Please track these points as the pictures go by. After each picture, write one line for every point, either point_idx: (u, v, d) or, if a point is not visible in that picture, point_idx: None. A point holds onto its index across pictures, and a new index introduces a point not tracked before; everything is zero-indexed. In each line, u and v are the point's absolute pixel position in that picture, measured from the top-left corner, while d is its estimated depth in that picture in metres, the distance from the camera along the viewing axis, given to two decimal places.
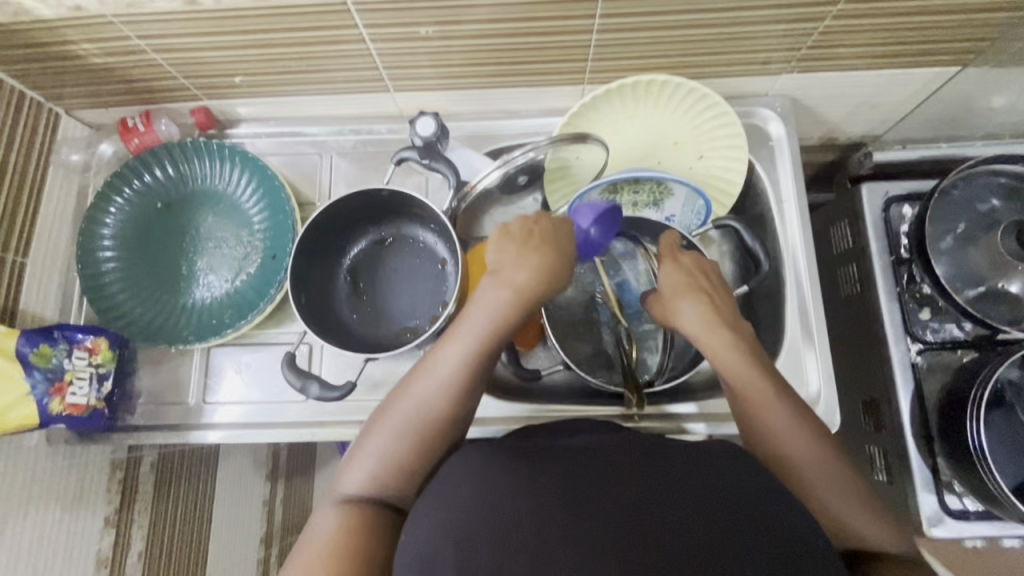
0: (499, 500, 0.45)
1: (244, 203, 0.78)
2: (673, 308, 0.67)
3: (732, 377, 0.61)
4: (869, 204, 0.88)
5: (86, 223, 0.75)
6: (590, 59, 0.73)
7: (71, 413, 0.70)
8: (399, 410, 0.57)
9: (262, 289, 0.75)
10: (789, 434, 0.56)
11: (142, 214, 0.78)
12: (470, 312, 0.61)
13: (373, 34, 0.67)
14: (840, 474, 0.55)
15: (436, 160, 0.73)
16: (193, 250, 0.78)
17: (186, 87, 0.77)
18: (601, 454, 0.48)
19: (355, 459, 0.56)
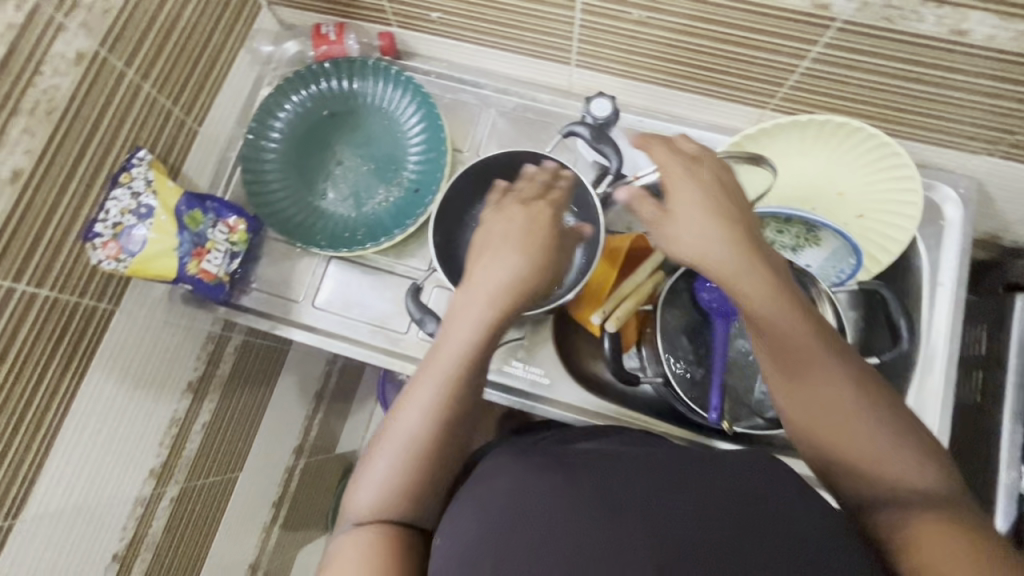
0: (524, 501, 0.43)
1: (402, 133, 0.80)
2: (668, 226, 0.55)
3: (754, 310, 0.52)
4: (1021, 316, 0.82)
5: (262, 114, 0.79)
6: (787, 85, 0.70)
7: (202, 278, 0.75)
8: (395, 434, 0.55)
9: (399, 219, 0.77)
10: (819, 374, 0.51)
11: (310, 117, 0.81)
12: (456, 315, 0.59)
13: (585, 5, 0.67)
14: (903, 442, 0.48)
15: (604, 143, 0.71)
16: (344, 164, 0.81)
17: (384, 10, 0.79)
18: (636, 464, 0.46)
19: (360, 482, 0.55)
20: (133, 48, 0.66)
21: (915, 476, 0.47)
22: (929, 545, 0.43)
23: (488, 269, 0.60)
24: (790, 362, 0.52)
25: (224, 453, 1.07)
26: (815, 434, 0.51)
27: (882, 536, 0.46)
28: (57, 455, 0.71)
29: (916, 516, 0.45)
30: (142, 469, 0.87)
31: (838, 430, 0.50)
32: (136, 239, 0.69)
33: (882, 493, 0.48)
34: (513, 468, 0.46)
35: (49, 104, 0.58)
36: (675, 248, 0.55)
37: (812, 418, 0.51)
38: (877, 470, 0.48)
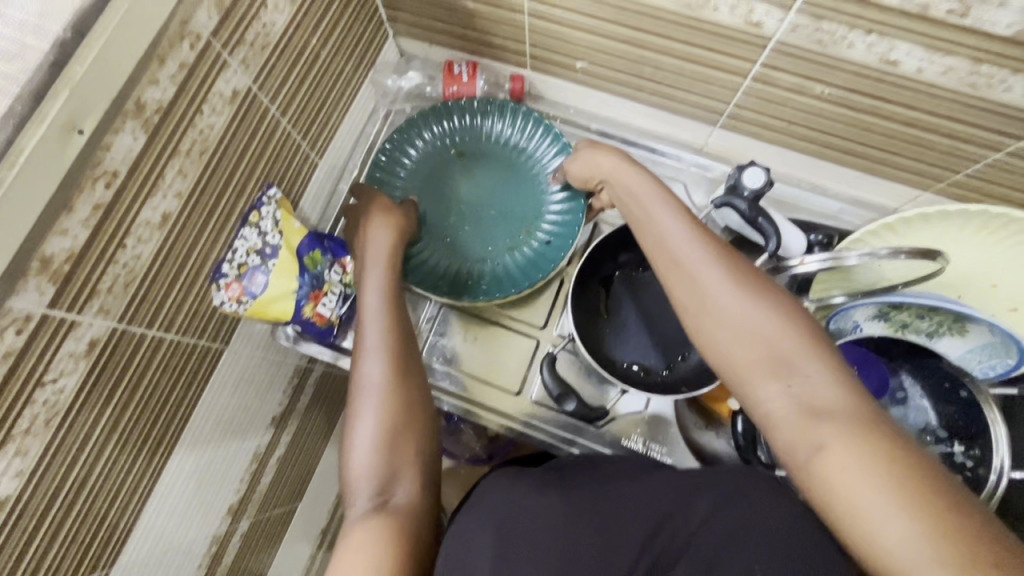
0: (515, 510, 0.45)
1: (534, 179, 0.77)
2: (595, 159, 0.65)
3: (665, 255, 0.54)
4: None
5: (393, 148, 0.77)
6: (961, 172, 0.66)
7: (315, 321, 0.71)
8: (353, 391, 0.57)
9: (529, 272, 0.74)
10: (718, 294, 0.50)
11: (439, 154, 0.78)
12: (365, 273, 0.64)
13: (760, 74, 0.63)
14: (802, 357, 0.46)
15: (762, 218, 0.67)
16: (469, 206, 0.77)
17: (523, 54, 0.76)
18: (637, 480, 0.48)
19: (346, 460, 0.54)
20: (280, 84, 0.63)
21: (828, 400, 0.44)
22: (871, 488, 0.39)
23: (375, 238, 0.66)
24: (711, 321, 0.49)
25: (291, 482, 1.04)
26: (736, 358, 0.48)
27: (822, 487, 0.41)
28: (155, 502, 0.67)
29: (847, 454, 0.41)
30: (223, 504, 0.82)
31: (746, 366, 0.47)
32: (259, 281, 0.65)
33: (815, 438, 0.43)
34: (498, 485, 0.49)
35: (203, 144, 0.55)
36: (595, 173, 0.66)
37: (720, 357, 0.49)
38: (790, 407, 0.45)
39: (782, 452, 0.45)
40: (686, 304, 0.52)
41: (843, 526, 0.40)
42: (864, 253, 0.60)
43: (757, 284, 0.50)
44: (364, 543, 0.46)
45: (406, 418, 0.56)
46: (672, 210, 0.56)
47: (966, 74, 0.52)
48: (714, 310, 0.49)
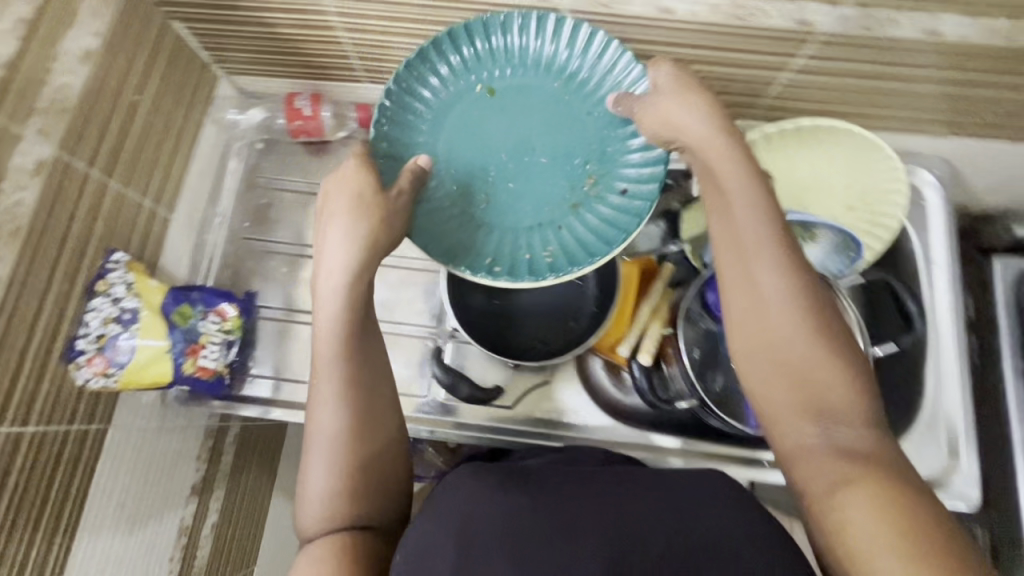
0: (465, 502, 0.44)
1: (585, 117, 0.64)
2: (671, 113, 0.55)
3: (723, 248, 0.52)
4: (1002, 279, 0.89)
5: (404, 92, 0.64)
6: (767, 96, 0.72)
7: (199, 376, 0.70)
8: (315, 426, 0.53)
9: (601, 242, 0.62)
10: (776, 298, 0.48)
11: (465, 98, 0.65)
12: (318, 303, 0.56)
13: None
14: (841, 401, 0.45)
15: None
16: (510, 162, 0.65)
17: (354, 68, 0.77)
18: (605, 481, 0.46)
19: (302, 489, 0.52)
20: (97, 145, 0.61)
21: (851, 444, 0.44)
22: (872, 520, 0.39)
23: (334, 240, 0.55)
24: (771, 326, 0.48)
25: (236, 549, 0.99)
26: (784, 371, 0.47)
27: (834, 517, 0.41)
28: None
29: (867, 495, 0.41)
30: None
31: (777, 374, 0.48)
32: (123, 349, 0.63)
33: (826, 456, 0.44)
34: (459, 476, 0.46)
35: (14, 222, 0.53)
36: (672, 133, 0.56)
37: (744, 353, 0.50)
38: (823, 443, 0.44)
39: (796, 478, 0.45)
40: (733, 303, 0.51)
41: (828, 548, 0.41)
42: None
43: (809, 308, 0.48)
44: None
45: (371, 463, 0.52)
46: (721, 202, 0.53)
47: (730, 7, 0.58)
48: (766, 316, 0.49)
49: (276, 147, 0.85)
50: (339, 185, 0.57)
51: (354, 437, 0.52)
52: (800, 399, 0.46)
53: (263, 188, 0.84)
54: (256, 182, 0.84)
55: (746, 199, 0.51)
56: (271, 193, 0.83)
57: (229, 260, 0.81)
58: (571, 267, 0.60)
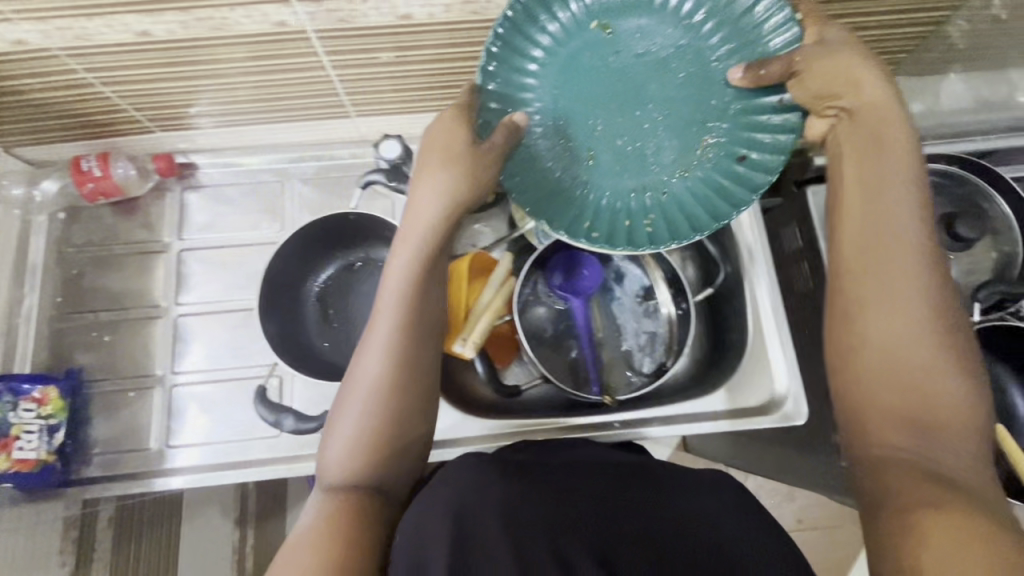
0: (465, 482, 0.50)
1: (710, 62, 0.60)
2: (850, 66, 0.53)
3: (884, 238, 0.50)
4: (815, 205, 0.94)
5: (506, 45, 0.59)
6: None
7: (19, 470, 0.67)
8: (347, 393, 0.54)
9: (713, 197, 0.62)
10: (924, 297, 0.48)
11: (593, 49, 0.61)
12: (390, 265, 0.57)
13: (333, 60, 0.67)
14: (957, 415, 0.46)
15: (404, 182, 0.73)
16: (662, 112, 0.61)
17: (137, 118, 0.75)
18: (588, 472, 0.53)
19: (328, 442, 0.54)
20: None
21: (961, 468, 0.45)
22: (956, 557, 0.38)
23: (423, 196, 0.57)
24: (900, 333, 0.48)
25: None
26: (895, 379, 0.48)
27: (901, 534, 0.42)
28: None
29: (932, 516, 0.41)
30: None
31: (891, 350, 0.48)
32: None
33: (905, 445, 0.46)
34: (461, 466, 0.53)
35: None
36: (834, 92, 0.54)
37: (856, 307, 0.50)
38: (912, 458, 0.46)
39: (867, 497, 0.47)
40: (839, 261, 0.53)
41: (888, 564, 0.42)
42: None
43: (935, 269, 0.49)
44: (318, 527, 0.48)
45: (399, 432, 0.54)
46: (876, 180, 0.51)
47: (465, 5, 0.60)
48: (872, 273, 0.50)
49: (81, 214, 0.81)
50: (429, 143, 0.58)
51: (390, 397, 0.53)
52: (926, 413, 0.47)
53: (74, 257, 0.80)
54: (64, 254, 0.80)
55: (885, 191, 0.51)
56: (83, 262, 0.80)
57: (46, 341, 0.77)
58: (668, 241, 0.62)
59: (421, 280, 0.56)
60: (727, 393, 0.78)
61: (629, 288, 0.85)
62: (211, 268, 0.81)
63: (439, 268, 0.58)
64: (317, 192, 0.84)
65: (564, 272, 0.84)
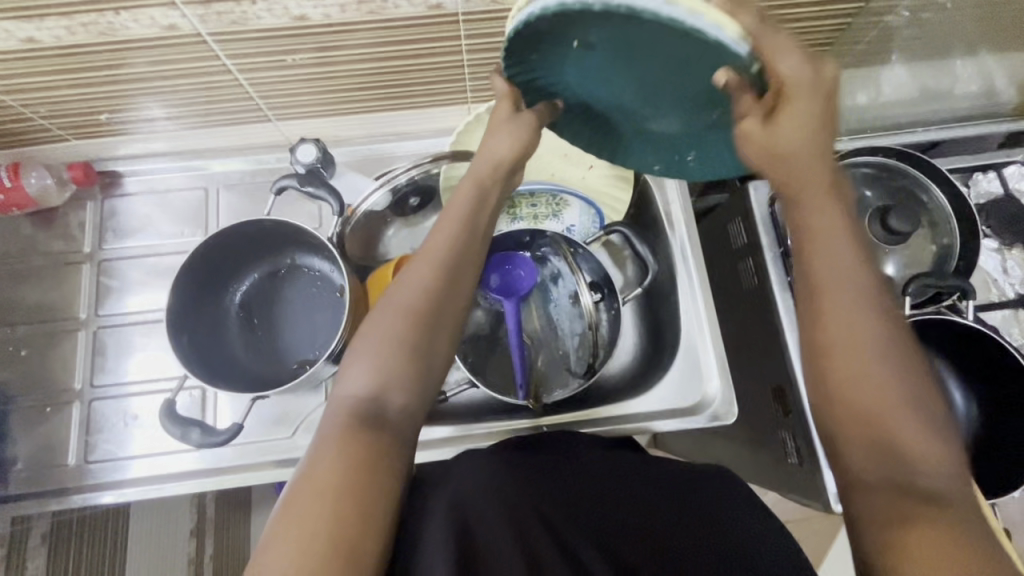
0: (466, 484, 0.54)
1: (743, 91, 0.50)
2: (780, 67, 0.44)
3: (826, 279, 0.47)
4: (757, 201, 0.94)
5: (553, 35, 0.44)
6: (467, 79, 0.74)
7: None
8: (388, 313, 0.54)
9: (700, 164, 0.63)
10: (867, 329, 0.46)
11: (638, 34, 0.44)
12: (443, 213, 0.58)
13: (237, 65, 0.66)
14: (926, 436, 0.44)
15: (316, 185, 0.71)
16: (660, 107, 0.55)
17: (48, 128, 0.73)
18: (589, 468, 0.59)
19: (355, 362, 0.52)
20: None
21: (943, 483, 0.43)
22: None
23: (488, 138, 0.58)
24: (863, 361, 0.45)
25: None
26: (855, 412, 0.45)
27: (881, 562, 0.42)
28: None
29: (924, 547, 0.41)
30: None
31: (872, 394, 0.45)
32: None
33: (875, 474, 0.44)
34: (468, 467, 0.57)
35: None
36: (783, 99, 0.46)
37: (832, 356, 0.46)
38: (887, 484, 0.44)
39: (848, 517, 0.46)
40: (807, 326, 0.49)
41: None
42: (404, 167, 0.72)
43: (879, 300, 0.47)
44: (338, 468, 0.46)
45: (423, 359, 0.53)
46: (829, 222, 0.47)
47: (358, 5, 0.58)
48: (827, 303, 0.47)
49: None
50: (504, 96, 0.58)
51: (420, 321, 0.53)
52: (898, 439, 0.44)
53: None
54: None
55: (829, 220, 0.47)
56: (1, 274, 0.79)
57: None
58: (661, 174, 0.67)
59: (473, 225, 0.58)
60: (659, 394, 0.77)
61: (565, 290, 0.84)
62: (133, 279, 0.80)
63: (481, 219, 0.58)
64: (242, 198, 0.82)
65: (497, 272, 0.81)
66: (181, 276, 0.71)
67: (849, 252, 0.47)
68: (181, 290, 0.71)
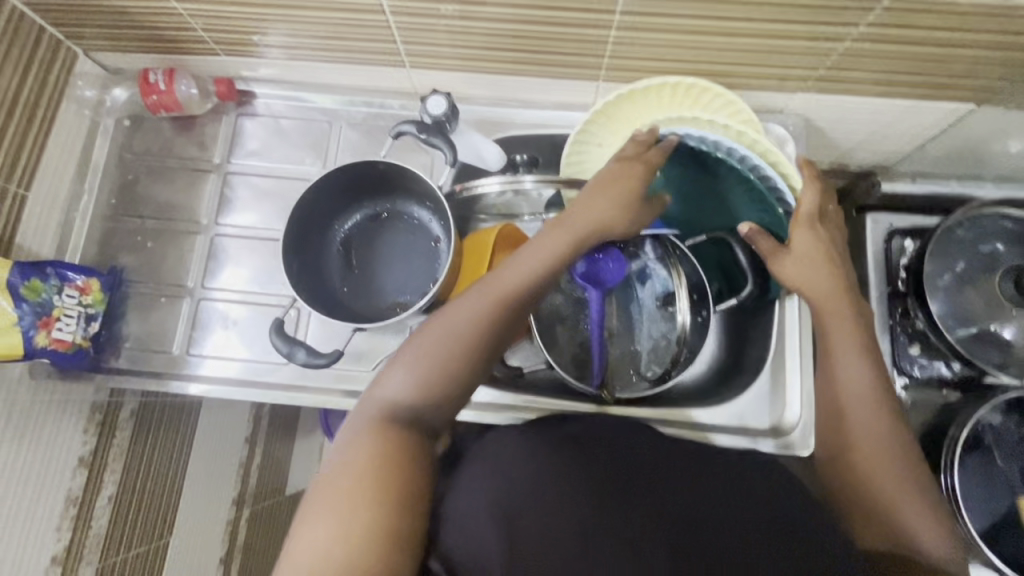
0: (508, 465, 0.50)
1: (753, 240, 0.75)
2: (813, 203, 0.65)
3: (847, 384, 0.61)
4: (873, 235, 0.88)
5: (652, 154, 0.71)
6: (607, 56, 0.73)
7: (56, 348, 0.72)
8: (435, 334, 0.55)
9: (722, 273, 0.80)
10: (869, 424, 0.59)
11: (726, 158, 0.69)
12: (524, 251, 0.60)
13: (393, 7, 0.67)
14: (927, 517, 0.55)
15: (433, 136, 0.73)
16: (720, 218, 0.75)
17: (205, 41, 0.78)
18: (642, 463, 0.53)
19: (394, 372, 0.54)
20: None
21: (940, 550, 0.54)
22: None
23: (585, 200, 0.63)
24: (865, 445, 0.59)
25: (144, 522, 0.99)
26: (869, 489, 0.57)
27: None
28: None
29: None
30: (39, 558, 0.82)
31: (871, 470, 0.58)
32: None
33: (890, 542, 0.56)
34: (509, 436, 0.53)
35: None
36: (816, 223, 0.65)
37: (854, 442, 0.59)
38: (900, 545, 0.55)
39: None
40: (825, 415, 0.63)
41: None
42: (535, 179, 0.72)
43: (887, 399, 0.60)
44: (375, 457, 0.48)
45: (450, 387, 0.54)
46: (844, 339, 0.62)
47: None
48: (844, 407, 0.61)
49: (143, 123, 0.86)
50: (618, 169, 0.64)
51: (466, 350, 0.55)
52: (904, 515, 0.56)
53: (130, 164, 0.85)
54: (123, 159, 0.85)
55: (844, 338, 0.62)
56: (139, 168, 0.85)
57: (96, 238, 0.83)
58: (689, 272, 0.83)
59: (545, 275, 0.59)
60: (738, 409, 0.76)
61: (650, 290, 0.80)
62: (252, 195, 0.85)
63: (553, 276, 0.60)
64: (362, 138, 0.85)
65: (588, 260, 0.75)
66: (294, 212, 0.74)
67: (857, 361, 0.61)
68: (293, 224, 0.74)
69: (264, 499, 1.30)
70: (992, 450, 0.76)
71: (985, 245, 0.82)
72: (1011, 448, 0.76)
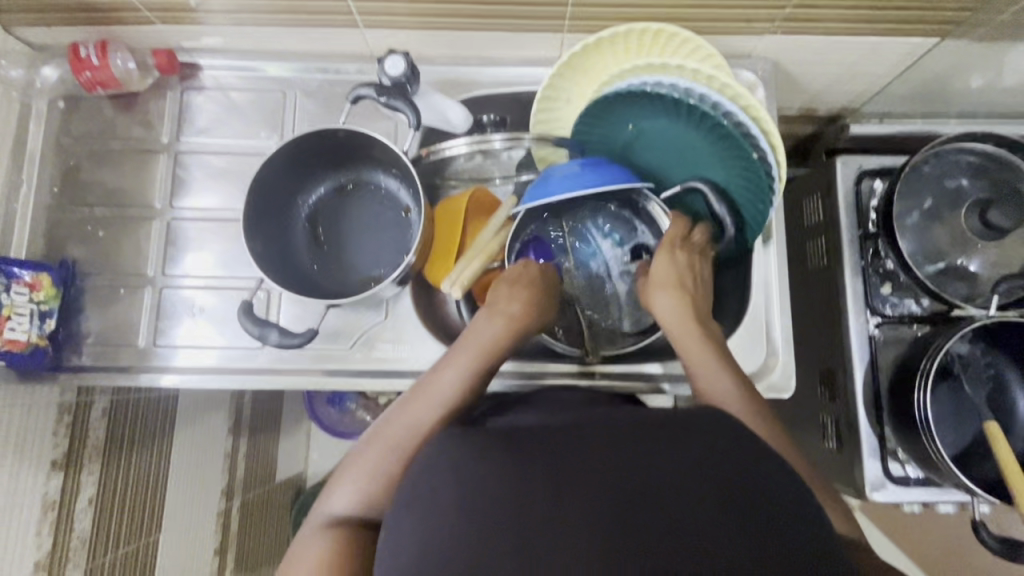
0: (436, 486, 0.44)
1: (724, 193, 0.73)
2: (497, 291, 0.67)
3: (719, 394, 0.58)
4: (842, 176, 0.88)
5: (620, 103, 0.70)
6: (571, 4, 0.70)
7: (10, 349, 0.69)
8: (373, 449, 0.55)
9: None
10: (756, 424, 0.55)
11: (694, 106, 0.67)
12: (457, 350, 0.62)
13: None
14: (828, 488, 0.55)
15: (394, 99, 0.70)
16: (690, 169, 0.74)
17: (137, 8, 0.72)
18: (606, 438, 0.45)
19: (337, 484, 0.55)
20: None
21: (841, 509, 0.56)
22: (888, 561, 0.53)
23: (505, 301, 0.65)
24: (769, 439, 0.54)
25: (130, 519, 0.97)
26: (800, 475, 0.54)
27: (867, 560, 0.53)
28: None
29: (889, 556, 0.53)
30: (22, 566, 0.79)
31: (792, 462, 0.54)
32: None
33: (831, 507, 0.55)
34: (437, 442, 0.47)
35: None
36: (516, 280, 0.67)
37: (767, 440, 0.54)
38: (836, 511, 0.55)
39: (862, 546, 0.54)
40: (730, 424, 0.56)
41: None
42: (505, 136, 0.70)
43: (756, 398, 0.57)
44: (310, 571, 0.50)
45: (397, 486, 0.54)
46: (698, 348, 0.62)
47: None
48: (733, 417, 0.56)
49: (81, 104, 0.81)
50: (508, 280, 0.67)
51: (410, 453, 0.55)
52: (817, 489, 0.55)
53: (71, 149, 0.80)
54: (63, 145, 0.80)
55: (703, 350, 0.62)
56: (81, 154, 0.80)
57: (42, 230, 0.78)
58: None
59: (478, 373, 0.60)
60: None
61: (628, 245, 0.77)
62: (206, 175, 0.80)
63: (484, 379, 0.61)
64: (319, 106, 0.81)
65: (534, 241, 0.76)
66: (252, 185, 0.70)
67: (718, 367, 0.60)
68: (252, 199, 0.71)
69: (253, 488, 1.30)
70: (960, 378, 0.79)
71: (951, 181, 0.83)
72: (977, 374, 0.79)
